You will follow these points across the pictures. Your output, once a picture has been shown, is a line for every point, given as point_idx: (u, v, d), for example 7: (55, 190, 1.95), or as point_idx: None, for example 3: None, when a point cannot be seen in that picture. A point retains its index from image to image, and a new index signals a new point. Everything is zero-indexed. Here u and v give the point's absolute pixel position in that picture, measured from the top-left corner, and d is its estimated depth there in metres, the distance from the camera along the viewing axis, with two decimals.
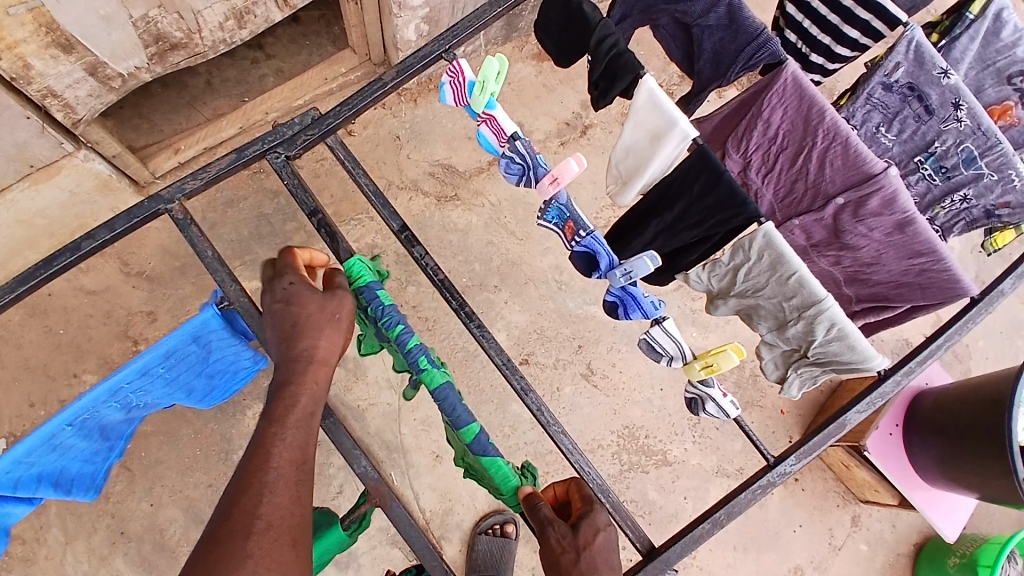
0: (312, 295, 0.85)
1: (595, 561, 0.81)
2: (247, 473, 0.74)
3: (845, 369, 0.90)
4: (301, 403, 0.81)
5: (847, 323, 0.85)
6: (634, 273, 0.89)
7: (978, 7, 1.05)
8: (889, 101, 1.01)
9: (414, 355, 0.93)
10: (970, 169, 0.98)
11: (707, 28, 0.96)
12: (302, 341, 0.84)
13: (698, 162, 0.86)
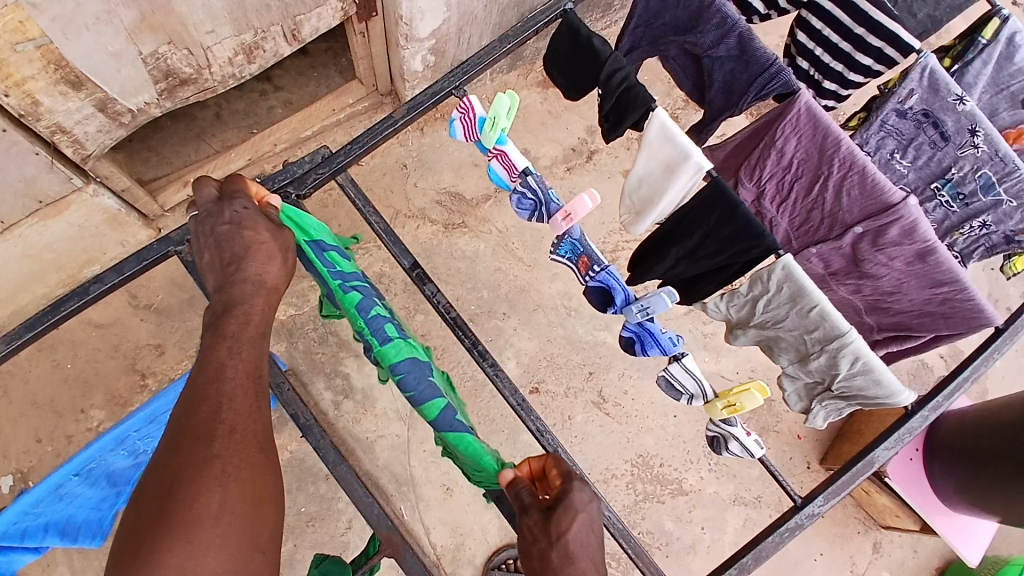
0: (265, 224, 0.85)
1: (569, 551, 0.77)
2: (204, 381, 0.73)
3: (868, 405, 0.87)
4: (254, 319, 0.80)
5: (872, 356, 0.81)
6: (651, 309, 0.85)
7: (991, 31, 1.04)
8: (904, 127, 0.99)
9: (378, 327, 0.91)
10: (988, 196, 0.96)
11: (717, 59, 0.95)
12: (250, 265, 0.82)
13: (713, 193, 0.84)
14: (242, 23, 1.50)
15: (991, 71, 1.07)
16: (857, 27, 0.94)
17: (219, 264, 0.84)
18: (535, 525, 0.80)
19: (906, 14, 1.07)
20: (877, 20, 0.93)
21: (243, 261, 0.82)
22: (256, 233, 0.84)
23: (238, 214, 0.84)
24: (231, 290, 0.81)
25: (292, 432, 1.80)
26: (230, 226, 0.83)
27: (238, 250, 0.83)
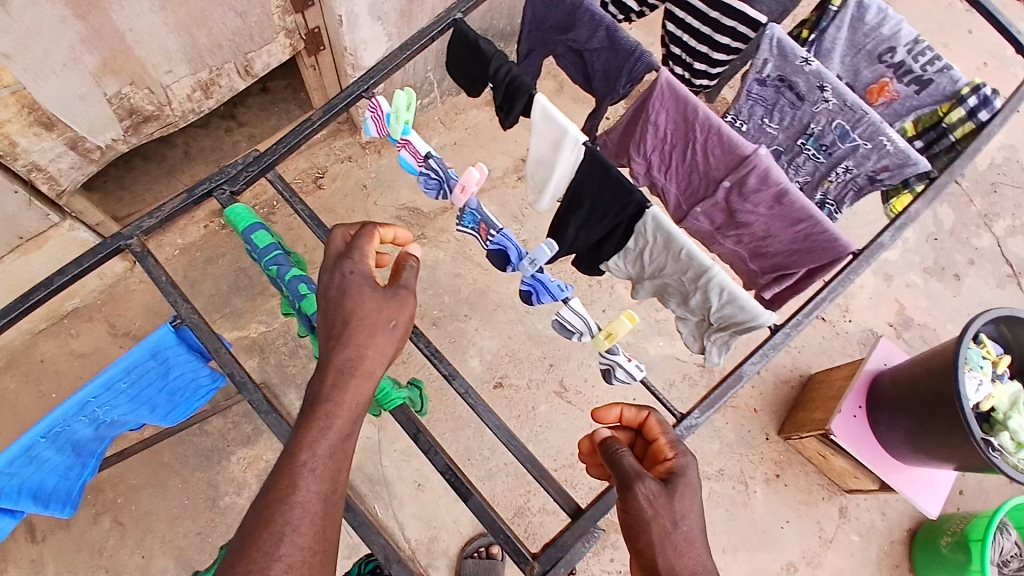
0: (370, 295, 0.88)
1: (692, 537, 0.85)
2: (271, 503, 0.74)
3: (741, 332, 0.96)
4: (335, 426, 0.80)
5: (734, 285, 0.92)
6: (538, 260, 0.94)
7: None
8: (766, 93, 1.10)
9: (294, 286, 0.97)
10: (845, 143, 1.04)
11: (594, 50, 1.10)
12: (345, 349, 0.85)
13: (591, 164, 0.99)
14: (195, 61, 1.67)
15: (847, 35, 1.16)
16: (710, 13, 1.09)
17: (327, 329, 0.89)
18: (653, 495, 0.85)
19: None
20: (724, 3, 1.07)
21: (342, 336, 0.86)
22: (359, 306, 0.87)
23: (345, 281, 0.89)
24: (326, 375, 0.84)
25: (267, 442, 1.89)
26: (337, 292, 0.89)
27: (341, 322, 0.87)
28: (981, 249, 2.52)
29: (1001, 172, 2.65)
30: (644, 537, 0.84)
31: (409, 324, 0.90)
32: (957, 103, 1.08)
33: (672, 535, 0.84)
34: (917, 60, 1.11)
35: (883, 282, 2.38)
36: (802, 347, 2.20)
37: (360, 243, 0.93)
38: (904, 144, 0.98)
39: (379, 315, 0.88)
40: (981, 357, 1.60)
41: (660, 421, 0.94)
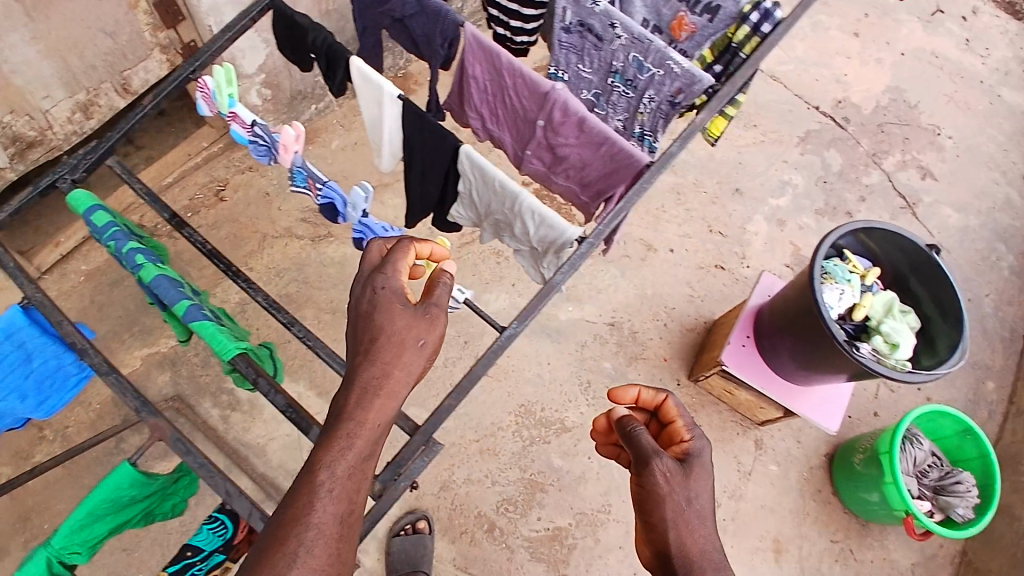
0: (400, 312, 0.89)
1: (702, 513, 0.94)
2: (292, 520, 0.78)
3: (559, 251, 1.03)
4: (355, 447, 0.84)
5: (540, 205, 0.99)
6: (359, 203, 1.01)
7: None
8: (574, 40, 1.16)
9: (130, 256, 1.09)
10: (644, 73, 1.10)
11: (412, 17, 1.16)
12: (376, 361, 0.87)
13: (410, 115, 1.06)
14: (71, 82, 1.71)
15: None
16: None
17: (357, 339, 0.90)
18: (669, 472, 0.95)
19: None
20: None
21: (372, 349, 0.87)
22: (390, 321, 0.89)
23: (376, 297, 0.90)
24: (352, 392, 0.86)
25: None
26: (366, 307, 0.90)
27: (370, 334, 0.88)
28: (872, 186, 2.66)
29: (883, 115, 2.83)
30: (659, 511, 0.93)
31: (437, 343, 0.91)
32: (741, 22, 1.12)
33: (686, 511, 0.93)
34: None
35: (777, 229, 2.49)
36: (705, 295, 2.32)
37: (394, 256, 0.93)
38: (688, 65, 1.03)
39: (409, 334, 0.88)
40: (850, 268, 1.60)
41: (676, 406, 1.05)
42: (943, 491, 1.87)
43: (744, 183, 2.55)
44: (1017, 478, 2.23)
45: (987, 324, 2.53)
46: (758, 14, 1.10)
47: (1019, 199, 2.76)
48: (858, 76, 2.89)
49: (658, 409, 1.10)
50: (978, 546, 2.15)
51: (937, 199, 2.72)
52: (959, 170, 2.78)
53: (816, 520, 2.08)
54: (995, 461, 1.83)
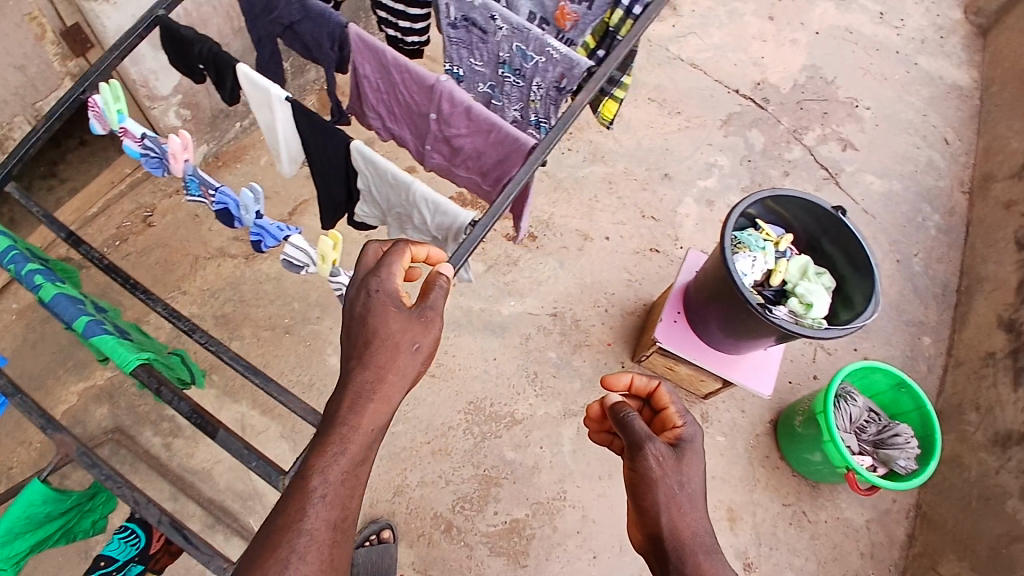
0: (395, 316, 0.92)
1: (692, 493, 1.06)
2: (286, 524, 0.82)
3: (456, 238, 1.05)
4: (348, 452, 0.87)
5: (433, 194, 1.01)
6: (252, 205, 1.01)
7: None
8: (461, 35, 1.17)
9: (30, 277, 1.08)
10: (528, 62, 1.12)
11: (299, 22, 1.17)
12: (374, 364, 0.90)
13: (300, 115, 1.06)
14: None
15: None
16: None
17: (355, 340, 0.93)
18: (662, 458, 1.07)
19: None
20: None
21: (366, 352, 0.91)
22: (386, 325, 0.92)
23: (372, 300, 0.93)
24: (348, 395, 0.90)
25: None
26: (361, 311, 0.92)
27: (366, 336, 0.91)
28: (795, 160, 2.76)
29: (802, 92, 2.94)
30: (652, 494, 1.04)
31: (431, 348, 0.94)
32: (615, 7, 1.16)
33: (677, 492, 1.04)
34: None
35: (706, 209, 2.59)
36: (642, 279, 2.39)
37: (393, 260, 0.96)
38: (565, 50, 1.07)
39: (404, 336, 0.91)
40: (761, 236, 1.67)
41: (669, 395, 1.19)
42: (883, 445, 1.85)
43: (671, 168, 2.65)
44: (964, 426, 2.15)
45: (918, 282, 2.57)
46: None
47: (940, 160, 2.87)
48: (774, 58, 3.01)
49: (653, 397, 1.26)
50: (931, 497, 2.12)
51: (860, 167, 2.80)
52: (879, 138, 2.88)
53: (766, 486, 2.08)
54: (931, 411, 1.82)
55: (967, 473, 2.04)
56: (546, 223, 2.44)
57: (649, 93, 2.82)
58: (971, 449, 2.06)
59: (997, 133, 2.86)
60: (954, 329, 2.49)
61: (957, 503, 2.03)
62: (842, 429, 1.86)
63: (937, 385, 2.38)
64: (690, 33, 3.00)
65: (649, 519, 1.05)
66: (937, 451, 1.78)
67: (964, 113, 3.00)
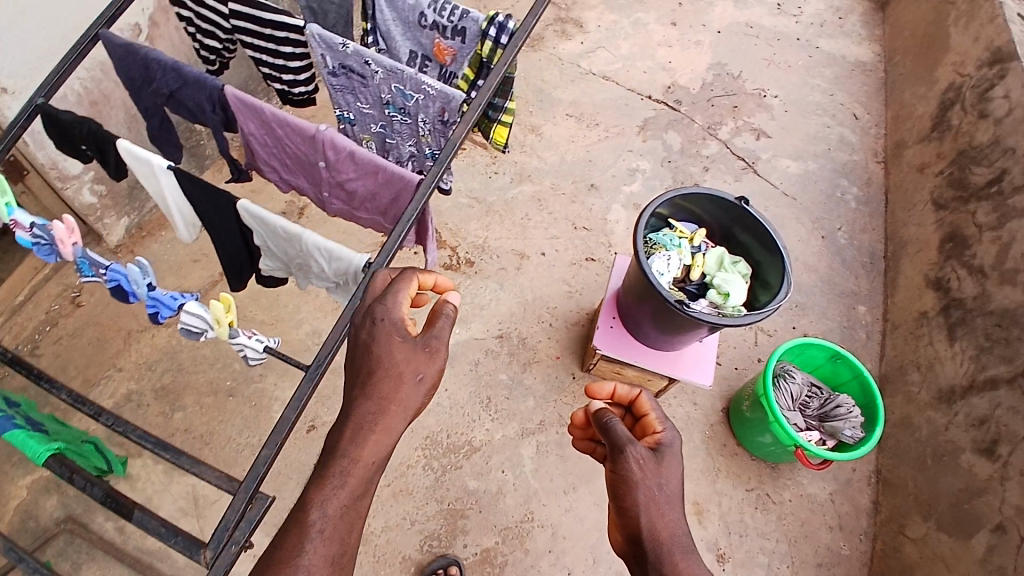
0: (400, 346, 0.94)
1: (673, 491, 1.15)
2: (286, 560, 0.87)
3: (355, 282, 1.06)
4: (347, 485, 0.91)
5: (328, 243, 1.02)
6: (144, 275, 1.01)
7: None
8: (343, 82, 1.17)
9: None
10: (409, 99, 1.13)
11: (179, 90, 1.15)
12: (377, 393, 0.93)
13: (185, 181, 1.05)
14: None
15: (391, 12, 1.21)
16: (264, 28, 1.16)
17: (360, 366, 0.96)
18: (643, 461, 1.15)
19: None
20: (269, 18, 1.14)
21: (371, 380, 0.94)
22: (392, 354, 0.94)
23: (378, 328, 0.95)
24: (352, 424, 0.93)
25: None
26: (368, 338, 0.95)
27: (371, 364, 0.94)
28: (712, 155, 2.88)
29: (711, 90, 3.07)
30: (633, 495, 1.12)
31: (434, 379, 0.97)
32: (484, 39, 1.17)
33: (656, 493, 1.13)
34: (443, 15, 1.17)
35: (634, 213, 2.67)
36: (581, 289, 2.43)
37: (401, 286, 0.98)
38: (440, 86, 1.08)
39: (409, 364, 0.94)
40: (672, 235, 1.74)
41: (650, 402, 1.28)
42: (827, 417, 1.90)
43: (597, 178, 2.73)
44: (909, 388, 2.15)
45: (846, 255, 2.66)
46: (495, 29, 1.15)
47: (852, 135, 3.00)
48: (681, 61, 3.13)
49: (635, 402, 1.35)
50: (888, 461, 2.09)
51: (775, 153, 2.92)
52: (791, 123, 3.01)
53: (728, 474, 2.08)
54: (869, 377, 1.86)
55: (918, 433, 2.03)
56: (481, 247, 2.47)
57: (567, 109, 2.91)
58: (919, 409, 2.06)
59: (903, 102, 2.99)
60: (888, 294, 2.54)
61: (914, 461, 2.01)
62: (784, 408, 1.91)
63: (879, 350, 2.43)
64: (598, 47, 3.11)
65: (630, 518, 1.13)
66: (881, 415, 1.83)
67: (870, 87, 3.15)
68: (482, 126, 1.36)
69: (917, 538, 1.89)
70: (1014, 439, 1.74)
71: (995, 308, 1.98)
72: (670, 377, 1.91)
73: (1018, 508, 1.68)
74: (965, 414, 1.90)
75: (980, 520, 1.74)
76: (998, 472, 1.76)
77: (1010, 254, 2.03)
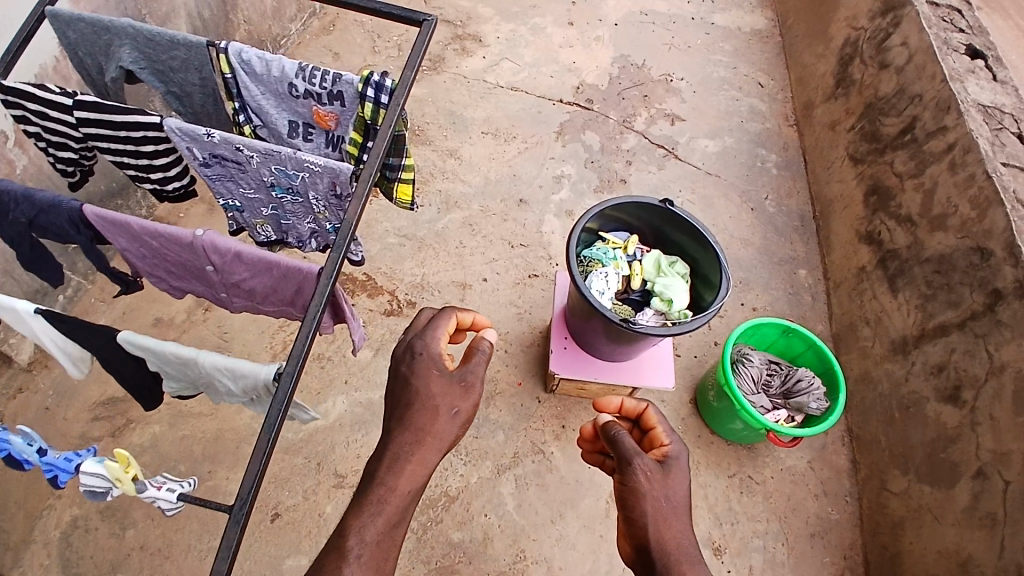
0: (441, 376, 1.20)
1: (674, 497, 1.24)
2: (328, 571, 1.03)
3: (264, 393, 0.99)
4: (386, 507, 1.09)
5: (224, 361, 0.96)
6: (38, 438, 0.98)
7: (227, 66, 1.13)
8: (219, 171, 1.12)
9: None
10: (294, 178, 1.09)
11: (39, 217, 1.03)
12: (421, 411, 1.17)
13: (61, 322, 0.99)
14: None
15: (260, 87, 1.17)
16: (119, 131, 1.08)
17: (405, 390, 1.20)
18: (649, 473, 1.24)
19: (189, 69, 1.16)
20: (121, 120, 1.06)
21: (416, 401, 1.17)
22: (437, 381, 1.20)
23: (422, 359, 1.22)
24: (398, 440, 1.15)
25: None
26: (414, 367, 1.21)
27: (415, 388, 1.19)
28: (632, 148, 2.88)
29: (620, 82, 3.08)
30: (640, 505, 1.21)
31: (468, 409, 1.20)
32: (363, 100, 1.14)
33: (663, 505, 1.20)
34: (314, 83, 1.13)
35: (567, 220, 2.64)
36: (530, 308, 2.38)
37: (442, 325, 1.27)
38: (323, 160, 1.04)
39: (448, 385, 1.20)
40: (605, 251, 1.73)
41: (658, 414, 1.37)
42: (791, 394, 1.91)
43: (525, 192, 2.69)
44: (862, 343, 2.20)
45: (777, 222, 2.71)
46: (372, 88, 1.12)
47: (761, 104, 3.07)
48: (585, 59, 3.13)
49: (642, 416, 1.41)
50: (857, 419, 2.14)
51: (692, 135, 2.95)
52: (701, 103, 3.05)
53: (708, 465, 2.07)
54: (822, 345, 1.91)
55: (880, 388, 2.08)
56: (421, 285, 2.38)
57: (482, 126, 2.85)
58: (875, 363, 2.12)
59: (803, 63, 3.06)
60: (824, 254, 2.60)
61: (881, 416, 2.05)
62: (747, 392, 1.92)
63: (826, 309, 2.48)
64: (501, 58, 3.08)
65: (637, 530, 1.20)
66: (841, 382, 1.85)
67: (769, 53, 3.23)
68: (383, 187, 1.31)
69: (899, 492, 1.93)
70: (976, 382, 1.78)
71: (931, 256, 2.01)
72: (633, 387, 1.88)
73: (995, 452, 1.70)
74: (922, 362, 1.94)
75: (959, 470, 1.76)
76: (967, 418, 1.78)
77: (935, 198, 2.06)
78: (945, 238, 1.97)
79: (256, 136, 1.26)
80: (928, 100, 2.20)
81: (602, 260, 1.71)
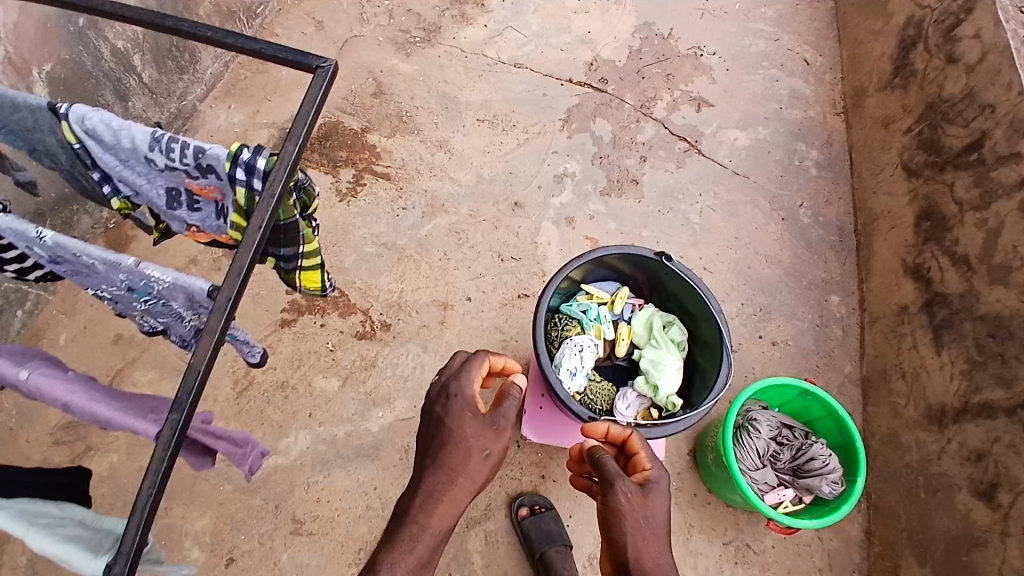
0: (470, 420, 1.24)
1: (653, 516, 1.15)
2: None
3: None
4: (417, 549, 1.14)
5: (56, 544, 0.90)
6: None
7: (73, 134, 0.94)
8: (71, 269, 0.94)
9: None
10: (149, 286, 0.89)
11: None
12: (451, 454, 1.21)
13: None
14: None
15: (117, 156, 0.97)
16: None
17: (439, 432, 1.23)
18: (631, 493, 1.14)
19: (42, 132, 0.96)
20: None
21: (446, 444, 1.22)
22: (467, 427, 1.23)
23: (454, 400, 1.26)
24: (429, 479, 1.20)
25: None
26: (448, 408, 1.25)
27: (444, 430, 1.23)
28: (649, 141, 2.51)
29: (640, 58, 2.66)
30: (619, 525, 1.12)
31: (496, 454, 1.24)
32: (236, 183, 0.94)
33: (644, 525, 1.12)
34: (175, 156, 0.93)
35: (567, 228, 2.35)
36: (517, 335, 2.17)
37: (472, 364, 1.32)
38: (171, 273, 0.85)
39: (477, 427, 1.23)
40: (586, 309, 1.51)
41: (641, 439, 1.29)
42: (800, 472, 1.70)
43: (521, 194, 2.39)
44: (893, 399, 1.99)
45: (811, 236, 2.35)
46: (243, 168, 0.92)
47: (804, 86, 2.62)
48: (601, 29, 2.71)
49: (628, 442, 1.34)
50: (879, 485, 1.94)
51: (719, 125, 2.55)
52: (733, 85, 2.62)
53: (702, 529, 1.87)
54: (844, 416, 1.67)
55: (907, 457, 1.88)
56: (397, 303, 2.16)
57: (477, 113, 2.52)
58: (908, 427, 1.91)
59: (859, 38, 2.59)
60: (862, 278, 2.26)
61: (903, 490, 1.86)
62: (748, 468, 1.71)
63: (857, 345, 2.17)
64: (504, 28, 2.68)
65: (615, 553, 1.11)
66: (861, 465, 1.63)
67: (819, 22, 2.73)
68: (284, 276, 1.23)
69: None
70: (1015, 486, 1.58)
71: (986, 313, 1.76)
72: None
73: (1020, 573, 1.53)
74: (959, 443, 1.74)
75: None
76: (999, 524, 1.60)
77: (999, 242, 1.78)
78: (1006, 296, 1.72)
79: (133, 207, 1.07)
80: (1002, 113, 1.87)
81: (580, 321, 1.51)
